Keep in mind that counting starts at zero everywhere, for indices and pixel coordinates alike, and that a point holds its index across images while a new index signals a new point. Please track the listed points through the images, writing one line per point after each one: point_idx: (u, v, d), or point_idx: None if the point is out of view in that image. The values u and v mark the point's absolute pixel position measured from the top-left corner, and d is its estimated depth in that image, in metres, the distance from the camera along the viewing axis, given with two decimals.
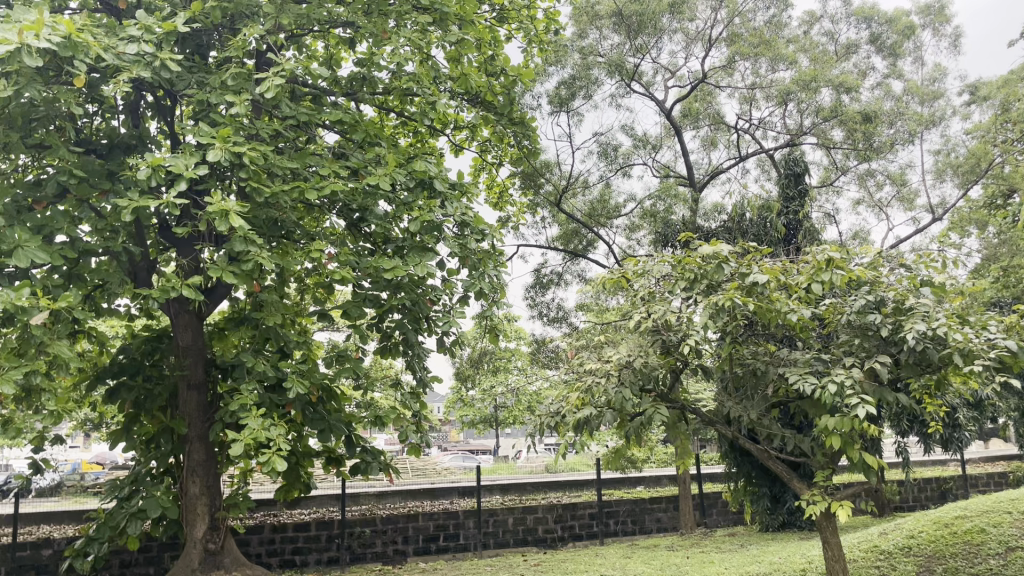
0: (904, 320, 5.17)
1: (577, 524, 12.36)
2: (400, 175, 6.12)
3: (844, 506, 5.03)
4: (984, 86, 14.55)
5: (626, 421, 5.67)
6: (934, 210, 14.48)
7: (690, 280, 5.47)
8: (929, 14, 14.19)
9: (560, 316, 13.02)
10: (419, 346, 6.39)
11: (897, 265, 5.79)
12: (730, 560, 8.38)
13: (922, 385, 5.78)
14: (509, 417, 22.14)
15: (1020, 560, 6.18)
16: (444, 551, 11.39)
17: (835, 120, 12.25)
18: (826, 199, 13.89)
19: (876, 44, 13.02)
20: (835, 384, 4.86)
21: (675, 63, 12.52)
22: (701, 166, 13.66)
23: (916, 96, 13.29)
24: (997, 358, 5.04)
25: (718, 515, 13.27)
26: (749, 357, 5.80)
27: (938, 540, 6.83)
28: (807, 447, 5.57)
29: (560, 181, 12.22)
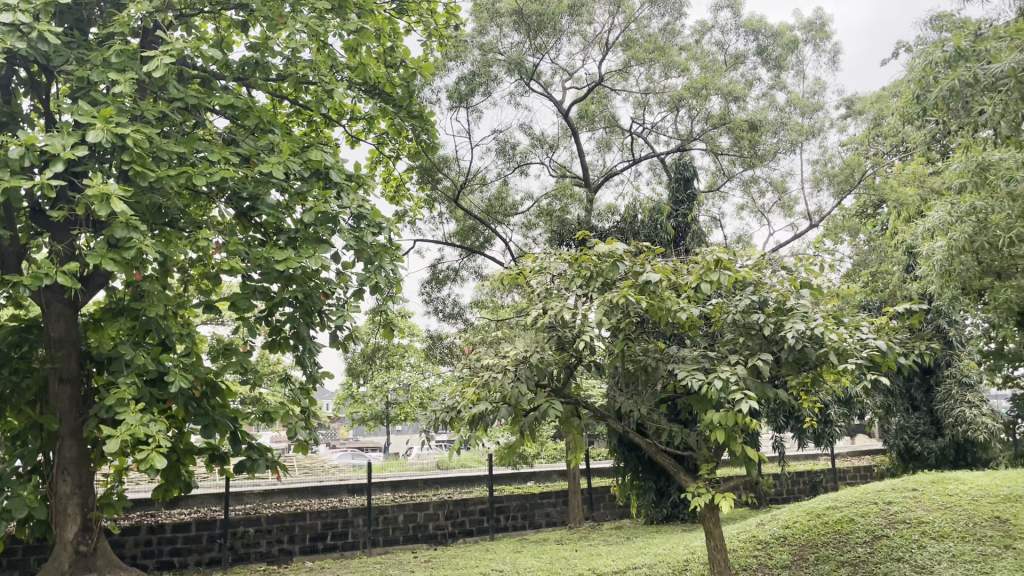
0: (785, 319, 5.42)
1: (468, 520, 12.38)
2: (294, 164, 5.95)
3: (727, 498, 5.22)
4: (859, 101, 15.39)
5: (521, 416, 5.71)
6: (812, 217, 15.27)
7: (587, 278, 5.57)
8: (811, 30, 14.90)
9: (456, 312, 13.01)
10: (311, 341, 6.23)
11: (780, 267, 6.05)
12: (616, 552, 8.60)
13: (800, 381, 6.08)
14: (401, 413, 21.97)
15: (885, 548, 6.57)
16: (332, 549, 11.18)
17: (722, 128, 12.73)
18: (713, 203, 14.41)
19: (762, 56, 13.63)
20: (721, 380, 5.04)
21: (573, 64, 12.72)
22: (596, 167, 13.95)
23: (798, 108, 13.95)
24: (867, 356, 5.36)
25: (605, 509, 13.56)
26: (641, 353, 5.94)
27: (811, 529, 7.22)
28: (693, 442, 5.75)
29: (458, 177, 12.23)
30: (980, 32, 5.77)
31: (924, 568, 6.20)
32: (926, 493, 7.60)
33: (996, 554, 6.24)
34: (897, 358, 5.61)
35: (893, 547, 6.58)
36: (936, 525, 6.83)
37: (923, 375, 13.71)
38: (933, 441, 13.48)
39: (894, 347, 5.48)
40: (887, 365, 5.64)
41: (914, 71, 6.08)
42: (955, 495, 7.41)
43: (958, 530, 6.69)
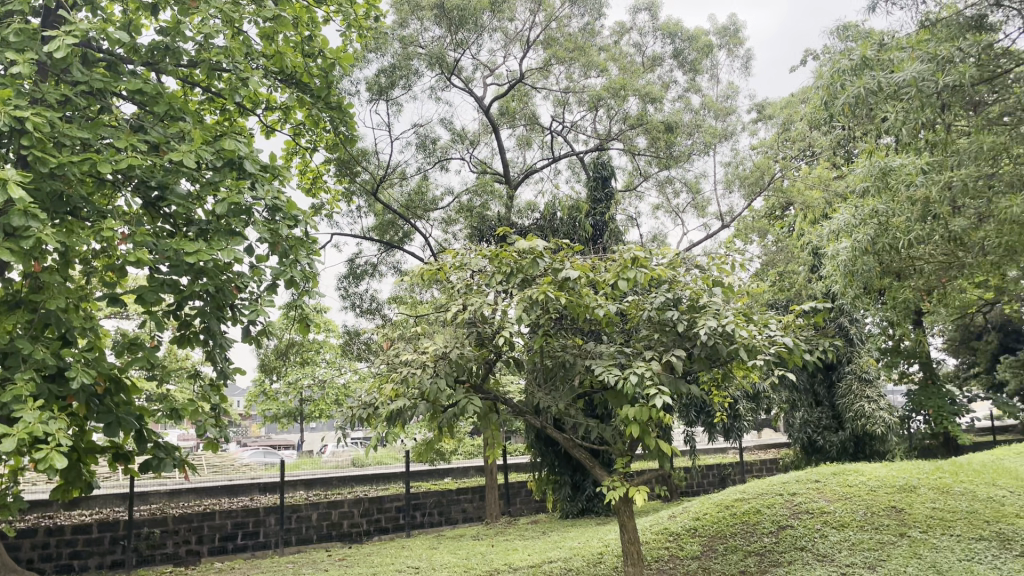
0: (698, 317, 5.57)
1: (383, 518, 12.27)
2: (207, 154, 5.77)
3: (640, 491, 5.33)
4: (769, 105, 15.91)
5: (440, 412, 5.68)
6: (724, 218, 15.75)
7: (506, 274, 5.59)
8: (726, 36, 15.32)
9: (373, 308, 12.87)
10: (223, 336, 6.04)
11: (693, 265, 6.20)
12: (532, 547, 8.67)
13: (711, 377, 6.26)
14: (315, 410, 21.60)
15: (789, 538, 6.83)
16: (242, 550, 10.91)
17: (640, 128, 12.98)
18: (629, 203, 14.68)
19: (678, 59, 13.94)
20: (637, 376, 5.14)
21: (494, 61, 12.74)
22: (516, 165, 14.03)
23: (712, 111, 14.32)
24: (774, 352, 5.57)
25: (521, 504, 13.63)
26: (559, 349, 5.99)
27: (720, 520, 7.44)
28: (609, 436, 5.84)
29: (377, 171, 12.09)
30: (882, 43, 6.04)
31: (825, 555, 6.47)
32: (827, 484, 7.93)
33: (891, 542, 6.56)
34: (802, 355, 5.83)
35: (796, 537, 6.84)
36: (837, 514, 7.13)
37: (825, 371, 14.31)
38: (834, 434, 14.07)
39: (800, 344, 5.71)
40: (794, 361, 5.86)
41: (822, 78, 6.32)
42: (854, 486, 7.75)
43: (857, 519, 7.01)
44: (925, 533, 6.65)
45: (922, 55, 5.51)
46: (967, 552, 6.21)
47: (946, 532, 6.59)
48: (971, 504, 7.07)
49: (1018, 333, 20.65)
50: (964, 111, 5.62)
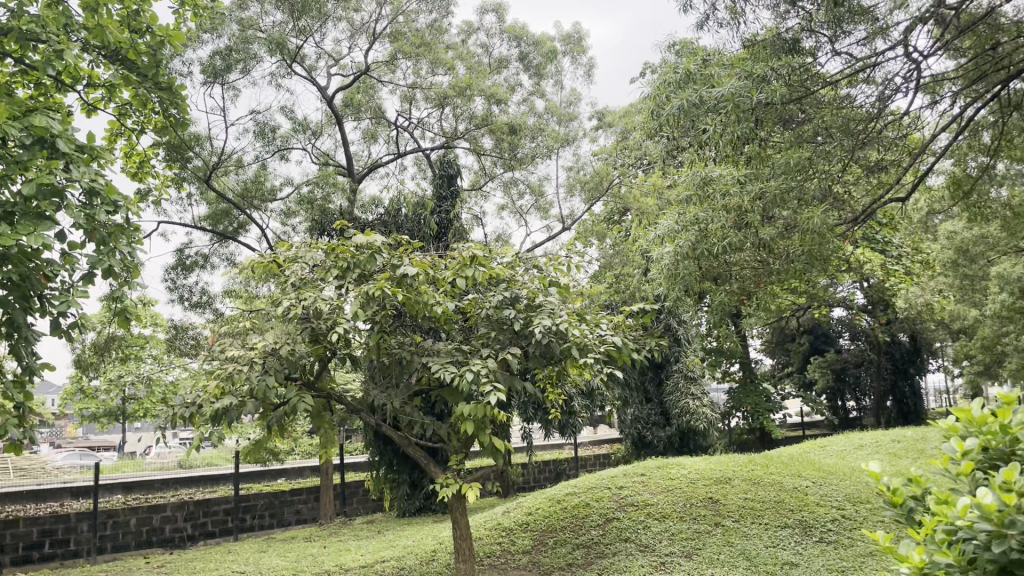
0: (534, 316, 5.67)
1: (210, 521, 11.70)
2: (14, 130, 5.26)
3: (473, 488, 5.34)
4: (609, 113, 16.49)
5: (270, 411, 5.46)
6: (565, 220, 16.18)
7: (343, 269, 5.46)
8: (569, 43, 15.75)
9: (204, 301, 12.25)
10: (28, 329, 5.52)
11: (531, 266, 6.30)
12: (365, 547, 8.55)
13: (546, 374, 6.39)
14: (139, 409, 20.29)
15: (615, 530, 7.10)
16: (49, 559, 10.12)
17: (485, 128, 13.13)
18: (474, 201, 14.79)
19: (524, 62, 14.18)
20: (473, 373, 5.16)
21: (339, 51, 12.46)
22: (361, 159, 13.81)
23: (555, 115, 14.68)
24: (604, 351, 5.78)
25: (358, 504, 13.39)
26: (396, 346, 5.90)
27: (551, 515, 7.62)
28: (444, 434, 5.82)
29: (210, 157, 11.52)
30: (710, 60, 6.41)
31: (648, 546, 6.77)
32: (652, 477, 8.31)
33: (707, 531, 6.95)
34: (631, 353, 6.07)
35: (622, 529, 7.13)
36: (659, 506, 7.48)
37: (655, 370, 15.01)
38: (661, 430, 14.78)
39: (629, 343, 5.95)
40: (624, 359, 6.08)
41: (653, 90, 6.62)
42: (675, 478, 8.17)
43: (677, 510, 7.37)
44: (737, 522, 7.09)
45: (740, 73, 5.93)
46: (773, 539, 6.69)
47: (756, 521, 7.06)
48: (779, 493, 7.59)
49: (826, 336, 22.55)
50: (778, 127, 6.06)
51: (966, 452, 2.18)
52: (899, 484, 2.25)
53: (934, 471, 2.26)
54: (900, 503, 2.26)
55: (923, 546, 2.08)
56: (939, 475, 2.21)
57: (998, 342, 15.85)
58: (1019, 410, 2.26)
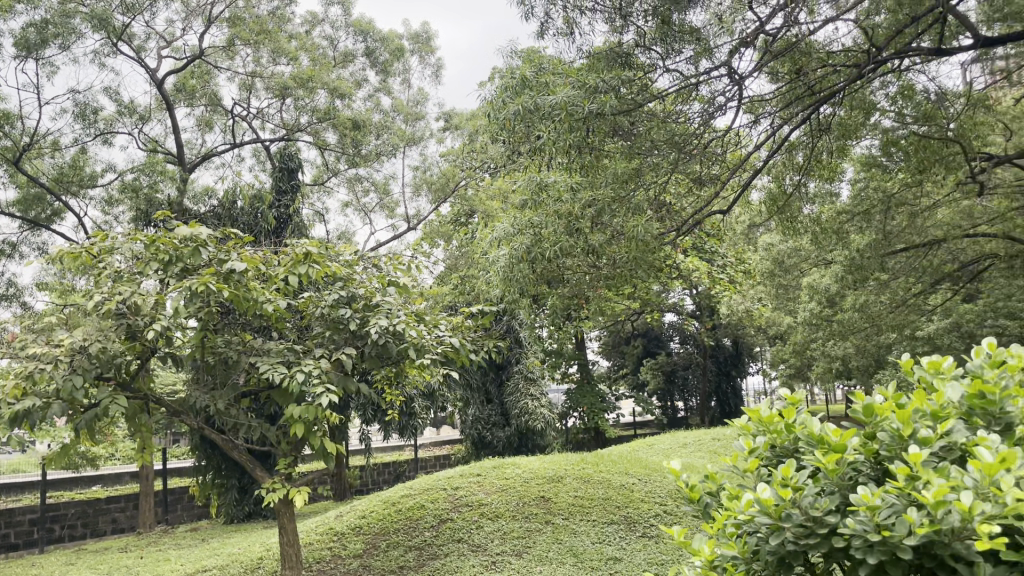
0: (370, 315, 5.57)
1: (11, 534, 10.74)
2: None
3: (301, 492, 5.18)
4: (456, 115, 16.54)
5: (77, 413, 5.06)
6: (410, 220, 16.09)
7: (165, 262, 5.15)
8: (418, 42, 15.68)
9: (10, 294, 11.24)
10: None
11: (370, 264, 6.19)
12: (187, 556, 8.11)
13: (382, 375, 6.30)
14: None
15: (448, 531, 7.12)
16: None
17: (328, 123, 12.83)
18: (316, 197, 14.43)
19: (370, 58, 13.97)
20: (303, 373, 5.00)
21: (172, 32, 11.79)
22: (194, 147, 13.14)
23: (401, 114, 14.56)
24: (441, 352, 5.79)
25: (182, 511, 12.70)
26: (222, 345, 5.63)
27: (385, 517, 7.52)
28: (273, 437, 5.61)
29: (21, 138, 10.59)
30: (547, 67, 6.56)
31: (479, 546, 6.83)
32: (487, 477, 8.39)
33: (537, 530, 7.10)
34: (469, 355, 6.10)
35: (455, 529, 7.15)
36: (493, 506, 7.57)
37: (496, 371, 15.19)
38: (500, 430, 14.98)
39: (466, 345, 5.98)
40: (462, 360, 6.09)
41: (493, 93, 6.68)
42: (510, 478, 8.29)
43: (510, 509, 7.49)
44: (567, 519, 7.29)
45: (574, 82, 6.08)
46: (600, 535, 6.93)
47: (584, 518, 7.29)
48: (607, 490, 7.86)
49: (659, 340, 23.64)
50: (611, 136, 6.27)
51: (754, 450, 2.35)
52: (696, 482, 2.37)
53: (726, 468, 2.41)
54: (697, 499, 2.39)
55: (715, 540, 2.22)
56: (730, 471, 2.36)
57: (809, 346, 17.21)
58: (800, 411, 2.46)
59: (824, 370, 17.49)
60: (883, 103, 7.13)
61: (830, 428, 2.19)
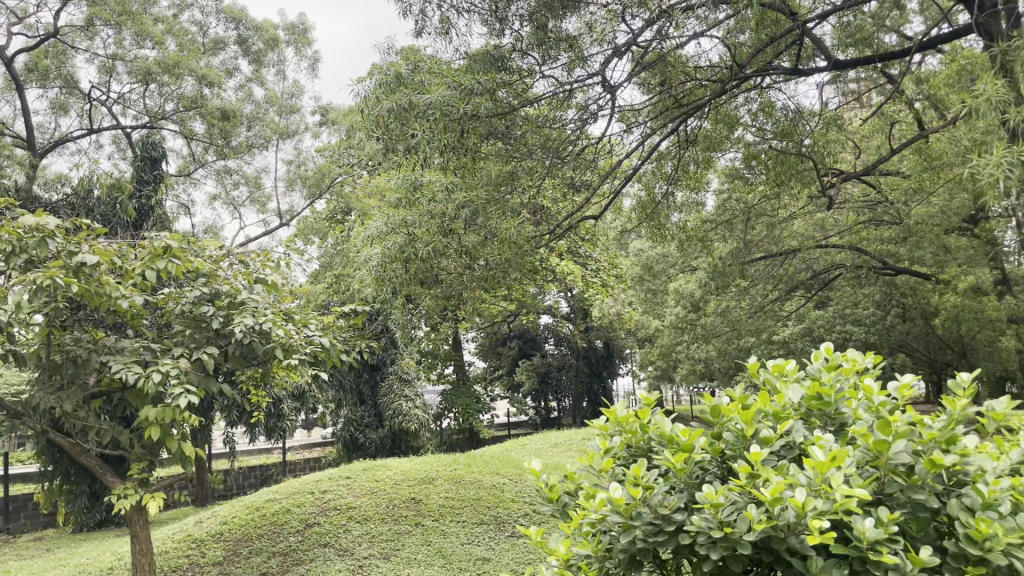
0: (235, 313, 5.37)
1: None
2: None
3: (156, 498, 4.92)
4: (333, 110, 16.20)
5: None
6: (283, 216, 15.65)
7: (6, 254, 4.77)
8: (294, 33, 15.25)
9: None
10: None
11: (237, 261, 5.98)
12: (29, 568, 7.56)
13: (248, 376, 6.09)
14: None
15: (314, 535, 6.96)
16: None
17: (195, 111, 12.28)
18: (182, 188, 13.81)
19: (242, 47, 13.48)
20: (160, 374, 4.75)
21: (23, 7, 10.98)
22: (47, 131, 12.30)
23: (275, 106, 14.14)
24: (309, 352, 5.65)
25: (25, 520, 11.84)
26: (71, 343, 5.28)
27: (248, 523, 7.27)
28: (126, 440, 5.30)
29: None
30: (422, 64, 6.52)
31: (346, 550, 6.72)
32: (357, 480, 8.25)
33: (406, 532, 7.04)
34: (339, 355, 5.98)
35: (321, 533, 7.00)
36: (362, 509, 7.45)
37: (369, 372, 14.99)
38: (373, 431, 14.81)
39: (336, 345, 5.86)
40: (332, 360, 5.96)
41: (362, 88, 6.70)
42: (381, 480, 8.18)
43: (379, 512, 7.40)
44: (436, 521, 7.26)
45: (450, 83, 6.09)
46: (469, 536, 6.95)
47: (454, 519, 7.29)
48: (478, 491, 7.89)
49: (534, 342, 23.97)
50: (485, 139, 6.33)
51: (609, 450, 2.40)
52: (554, 482, 2.41)
53: (583, 468, 2.46)
54: (556, 499, 2.42)
55: (570, 539, 2.26)
56: (586, 472, 2.41)
57: (675, 349, 17.89)
58: (654, 412, 2.54)
59: (689, 372, 18.22)
60: (745, 118, 7.48)
61: (679, 428, 2.27)
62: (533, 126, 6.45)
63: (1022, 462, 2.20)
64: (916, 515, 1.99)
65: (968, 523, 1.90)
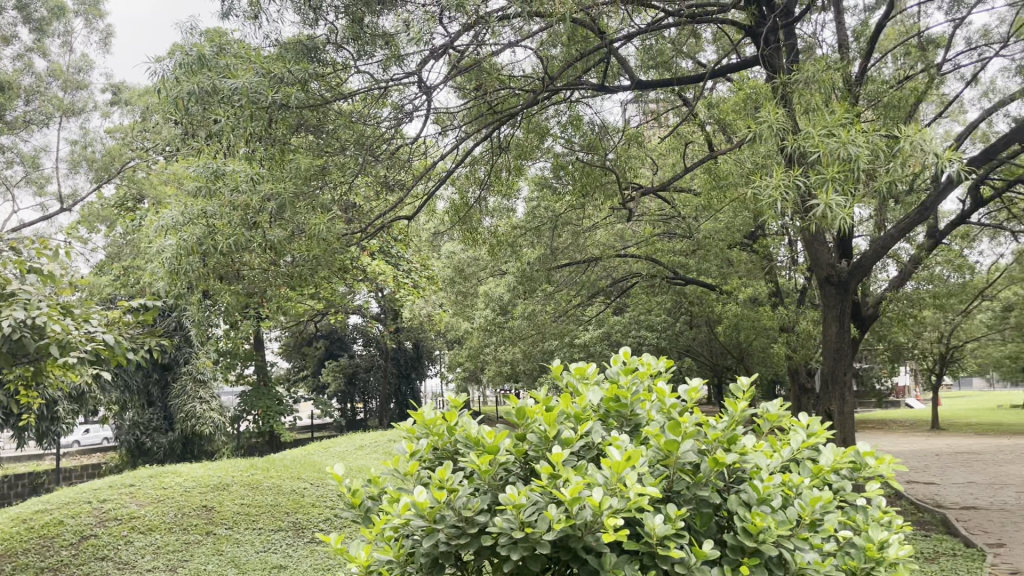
0: (4, 305, 4.84)
1: None
2: None
3: None
4: (127, 90, 15.06)
5: None
6: (64, 201, 14.33)
7: None
8: (84, 3, 14.02)
9: None
10: None
11: (6, 248, 5.41)
12: None
13: (16, 375, 5.52)
14: None
15: (91, 548, 6.41)
16: None
17: None
18: None
19: (21, 13, 12.23)
20: None
21: None
22: None
23: (59, 80, 12.92)
24: (90, 350, 5.20)
25: None
26: None
27: (13, 537, 6.57)
28: None
29: None
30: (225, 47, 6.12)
31: (127, 563, 6.24)
32: (142, 487, 7.69)
33: (196, 542, 6.63)
34: (125, 354, 5.54)
35: (98, 546, 6.45)
36: (147, 519, 6.95)
37: (160, 372, 14.08)
38: (162, 435, 14.02)
39: (122, 343, 5.43)
40: (116, 359, 5.52)
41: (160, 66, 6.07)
42: (169, 487, 7.68)
43: (166, 522, 6.93)
44: (229, 529, 6.91)
45: (257, 69, 5.80)
46: (264, 544, 6.64)
47: (249, 527, 6.96)
48: (276, 497, 7.60)
49: (341, 342, 23.52)
50: (294, 130, 6.15)
51: (415, 453, 2.39)
52: (357, 487, 2.35)
53: (387, 472, 2.42)
54: (358, 504, 2.37)
55: (371, 545, 2.22)
56: (391, 475, 2.38)
57: (482, 351, 18.19)
58: (461, 414, 2.55)
59: (495, 374, 18.59)
60: (555, 129, 7.73)
61: (485, 430, 2.29)
62: (345, 120, 6.36)
63: (791, 459, 2.41)
64: (700, 510, 2.13)
65: (745, 517, 2.06)
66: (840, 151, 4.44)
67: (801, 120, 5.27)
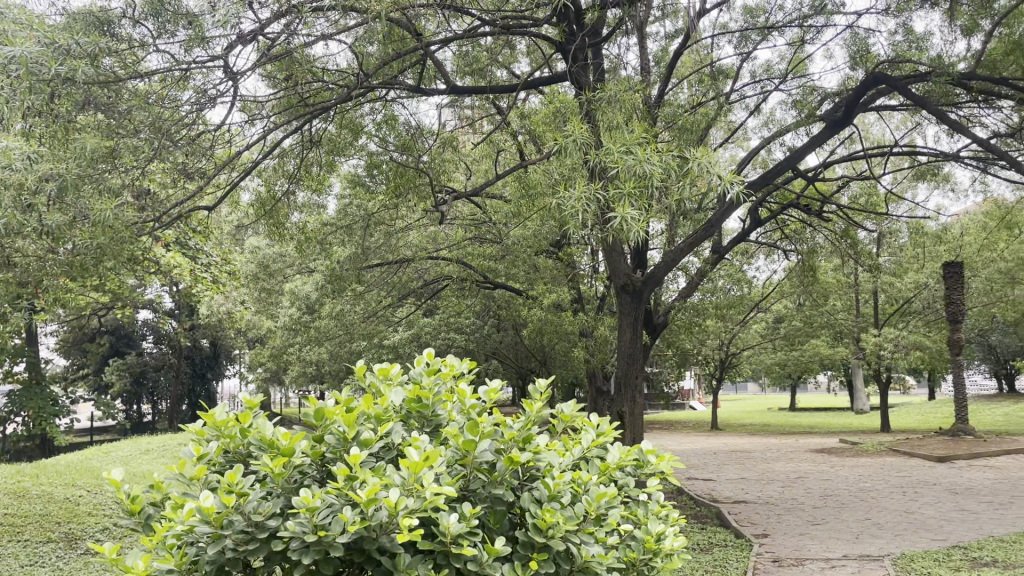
0: None
1: None
2: None
3: None
4: None
5: None
6: None
7: None
8: None
9: None
10: None
11: None
12: None
13: None
14: None
15: None
16: None
17: None
18: None
19: None
20: None
21: None
22: None
23: None
24: None
25: None
26: None
27: None
28: None
29: None
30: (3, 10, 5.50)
31: None
32: None
33: None
34: None
35: None
36: None
37: None
38: None
39: None
40: None
41: None
42: None
43: None
44: None
45: (39, 38, 5.25)
46: (31, 557, 6.00)
47: (13, 539, 6.30)
48: (46, 506, 6.99)
49: (129, 338, 21.90)
50: (80, 107, 5.64)
51: (204, 456, 2.26)
52: (138, 493, 2.19)
53: (172, 477, 2.28)
54: (138, 511, 2.20)
55: (151, 554, 2.07)
56: (176, 481, 2.23)
57: (286, 351, 17.59)
58: (255, 415, 2.45)
59: (298, 374, 18.04)
60: (369, 127, 7.60)
61: (280, 432, 2.21)
62: (140, 101, 5.93)
63: (582, 457, 2.52)
64: (494, 508, 2.19)
65: (537, 513, 2.13)
66: (636, 168, 4.70)
67: (604, 136, 5.51)
